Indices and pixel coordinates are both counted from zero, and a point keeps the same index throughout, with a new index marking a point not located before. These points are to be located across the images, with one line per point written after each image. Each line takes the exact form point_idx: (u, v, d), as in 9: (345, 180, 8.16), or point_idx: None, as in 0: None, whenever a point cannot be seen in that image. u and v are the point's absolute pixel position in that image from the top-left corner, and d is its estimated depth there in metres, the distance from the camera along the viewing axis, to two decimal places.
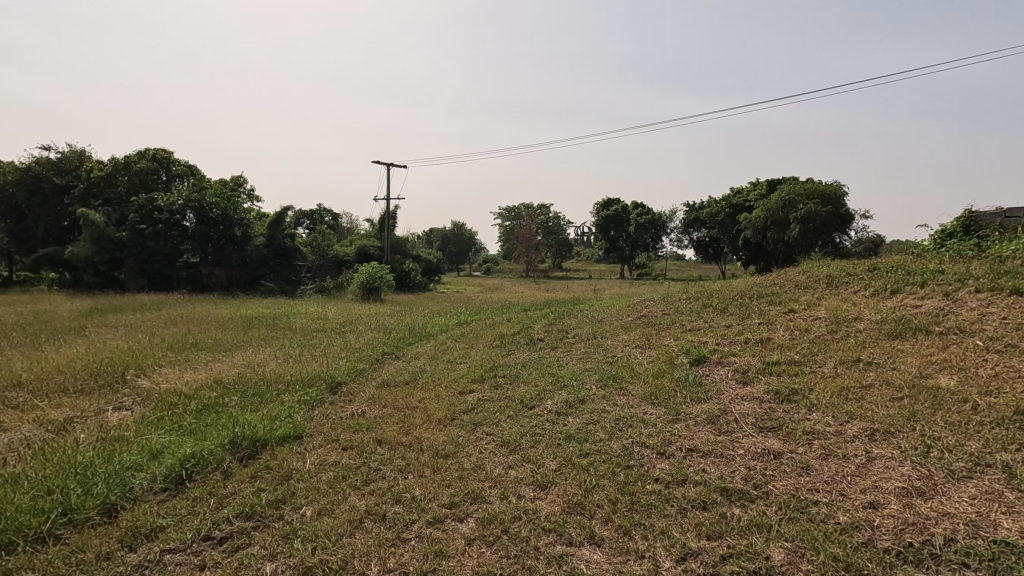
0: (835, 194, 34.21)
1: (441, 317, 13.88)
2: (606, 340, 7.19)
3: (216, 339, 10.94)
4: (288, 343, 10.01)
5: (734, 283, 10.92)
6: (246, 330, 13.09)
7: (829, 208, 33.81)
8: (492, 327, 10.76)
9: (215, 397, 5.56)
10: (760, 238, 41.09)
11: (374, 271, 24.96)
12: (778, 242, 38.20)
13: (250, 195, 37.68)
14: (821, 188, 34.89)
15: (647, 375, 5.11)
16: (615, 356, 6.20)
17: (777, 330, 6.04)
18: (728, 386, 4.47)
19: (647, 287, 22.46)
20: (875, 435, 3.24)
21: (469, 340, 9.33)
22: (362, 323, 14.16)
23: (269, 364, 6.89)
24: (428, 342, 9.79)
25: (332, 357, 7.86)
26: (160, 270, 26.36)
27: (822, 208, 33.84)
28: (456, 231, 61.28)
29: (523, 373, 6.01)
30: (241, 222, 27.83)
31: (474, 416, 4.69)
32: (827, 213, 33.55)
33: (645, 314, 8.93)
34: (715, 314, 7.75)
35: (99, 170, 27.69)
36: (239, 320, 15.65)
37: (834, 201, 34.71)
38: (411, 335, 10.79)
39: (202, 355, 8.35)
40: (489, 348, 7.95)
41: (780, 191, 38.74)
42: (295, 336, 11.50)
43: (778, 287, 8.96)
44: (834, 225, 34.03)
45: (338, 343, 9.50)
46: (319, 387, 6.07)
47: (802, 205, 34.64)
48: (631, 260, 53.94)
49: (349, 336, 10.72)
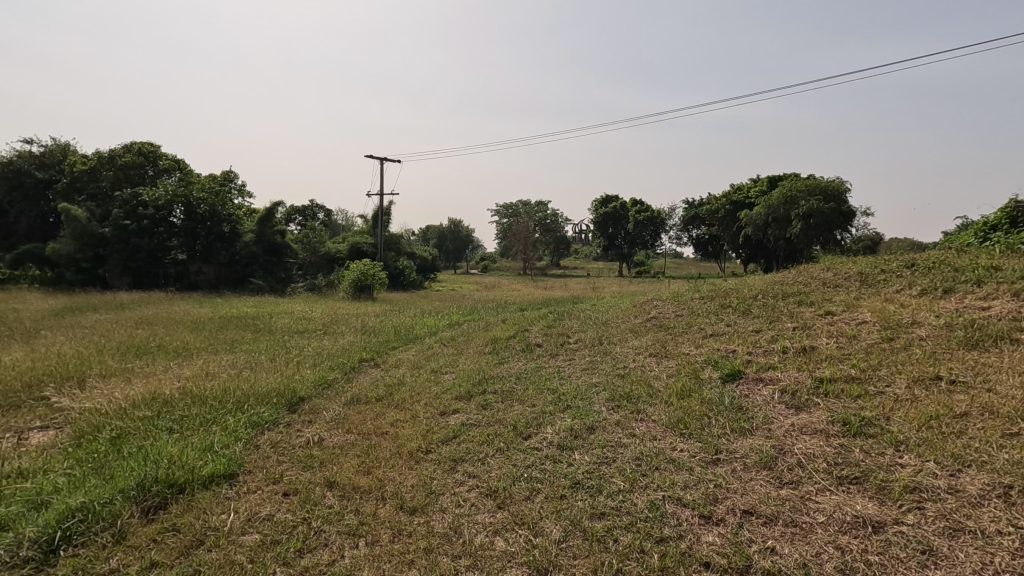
0: (837, 190, 33.39)
1: (431, 318, 12.95)
2: (615, 346, 6.24)
3: (184, 343, 9.96)
4: (260, 347, 9.01)
5: (749, 281, 9.99)
6: (222, 332, 12.13)
7: (831, 205, 33.03)
8: (485, 330, 9.78)
9: (149, 419, 4.60)
10: (761, 236, 40.25)
11: (365, 268, 23.86)
12: (779, 240, 37.33)
13: (241, 190, 36.69)
14: (823, 184, 34.08)
15: (669, 394, 4.15)
16: (624, 367, 5.27)
17: (818, 337, 5.09)
18: (776, 411, 3.51)
19: (649, 285, 21.57)
20: (1011, 497, 2.29)
21: (459, 345, 8.35)
22: (348, 324, 13.17)
23: (226, 375, 5.93)
24: (413, 346, 8.85)
25: (301, 366, 6.89)
26: (145, 268, 25.24)
27: (824, 204, 33.04)
28: (454, 228, 60.31)
29: (518, 387, 5.05)
30: (229, 217, 26.79)
31: (455, 448, 3.72)
32: (829, 209, 32.74)
33: (656, 315, 8.01)
34: (738, 317, 6.79)
35: (82, 163, 26.58)
36: (218, 321, 14.69)
37: (836, 198, 33.90)
38: (397, 338, 9.83)
39: (158, 361, 7.39)
40: (480, 355, 7.00)
41: (781, 187, 37.90)
42: (269, 340, 10.48)
43: (803, 286, 8.01)
44: (836, 222, 33.28)
45: (313, 348, 8.54)
46: (275, 404, 5.10)
47: (804, 201, 33.82)
48: (630, 257, 52.98)
49: (329, 339, 9.74)
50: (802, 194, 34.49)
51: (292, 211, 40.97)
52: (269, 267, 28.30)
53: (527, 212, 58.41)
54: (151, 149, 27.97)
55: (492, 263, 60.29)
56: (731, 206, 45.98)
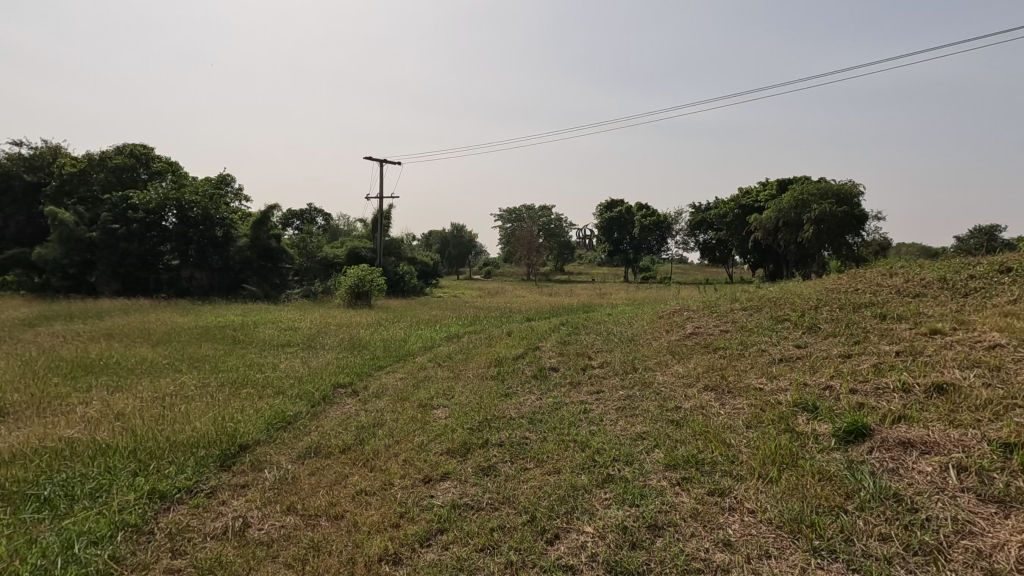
0: (850, 193, 32.07)
1: (428, 329, 11.65)
2: (654, 374, 4.87)
3: (142, 362, 8.60)
4: (228, 368, 7.66)
5: (793, 291, 8.64)
6: (195, 347, 10.82)
7: (844, 209, 31.71)
8: (488, 346, 8.41)
9: (18, 487, 3.25)
10: (771, 240, 38.87)
11: (363, 274, 22.57)
12: (790, 245, 35.96)
13: (237, 194, 35.63)
14: (835, 187, 32.79)
15: (762, 465, 2.78)
16: (676, 409, 3.87)
17: (946, 369, 3.68)
18: (970, 511, 2.11)
19: (661, 294, 20.25)
20: None
21: (456, 365, 6.98)
22: (334, 336, 11.81)
23: (157, 412, 4.58)
24: (402, 366, 7.52)
25: (262, 397, 5.55)
26: (134, 273, 24.06)
27: (837, 208, 31.72)
28: (456, 233, 59.01)
29: (533, 438, 3.67)
30: (222, 222, 25.53)
31: (440, 561, 2.36)
32: (842, 213, 31.41)
33: (697, 331, 6.65)
34: (805, 334, 5.40)
35: (71, 166, 25.38)
36: (196, 332, 13.43)
37: (850, 201, 32.59)
38: (386, 355, 8.49)
39: (96, 387, 6.06)
40: (482, 382, 5.64)
41: (791, 191, 36.54)
42: (242, 357, 9.16)
43: (874, 296, 6.62)
44: (849, 226, 31.94)
45: (285, 369, 7.20)
46: (201, 459, 3.73)
47: (815, 205, 32.48)
48: (635, 263, 51.62)
49: (307, 356, 8.41)
50: (813, 198, 33.20)
51: (290, 216, 39.82)
52: (263, 272, 27.04)
53: (530, 216, 57.14)
54: (143, 152, 26.79)
55: (495, 269, 58.86)
56: (740, 210, 44.60)
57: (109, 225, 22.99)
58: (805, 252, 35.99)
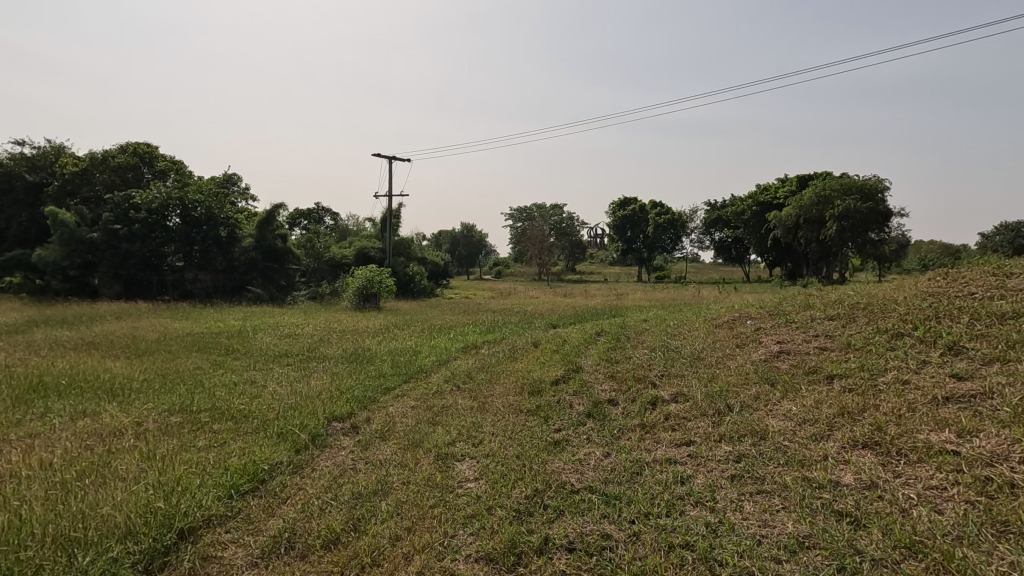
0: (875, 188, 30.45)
1: (441, 337, 10.42)
2: (760, 417, 3.55)
3: (116, 382, 7.35)
4: (208, 394, 6.37)
5: (872, 295, 7.29)
6: (181, 363, 9.57)
7: (869, 204, 30.06)
8: (515, 362, 7.12)
9: None
10: (791, 238, 37.16)
11: (371, 275, 21.41)
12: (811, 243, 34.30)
13: (244, 194, 34.75)
14: (860, 182, 31.17)
15: None
16: (834, 488, 2.53)
17: None
18: None
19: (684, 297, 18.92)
20: None
21: (480, 390, 5.67)
22: (335, 346, 10.51)
23: (82, 474, 3.31)
24: (413, 390, 6.18)
25: (239, 440, 4.30)
26: (137, 275, 23.02)
27: (862, 204, 30.09)
28: (466, 232, 57.81)
29: (623, 541, 2.36)
30: (226, 222, 24.44)
31: None
32: (867, 209, 29.74)
33: (783, 346, 5.33)
34: (951, 357, 4.05)
35: (73, 165, 24.36)
36: (189, 341, 12.22)
37: (875, 197, 30.95)
38: (394, 372, 7.22)
39: (36, 424, 4.80)
40: (516, 421, 4.30)
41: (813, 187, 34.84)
42: (230, 376, 7.89)
43: (1005, 301, 5.26)
44: (874, 222, 30.26)
45: (272, 395, 5.89)
46: (113, 568, 2.45)
47: (839, 201, 30.85)
48: (650, 262, 50.18)
49: (306, 376, 7.18)
50: (836, 193, 31.56)
51: (296, 216, 38.83)
52: (268, 273, 25.81)
53: (542, 215, 55.83)
54: (147, 150, 25.72)
55: (506, 269, 57.63)
56: (758, 207, 42.68)
57: (111, 225, 21.83)
58: (827, 249, 34.33)
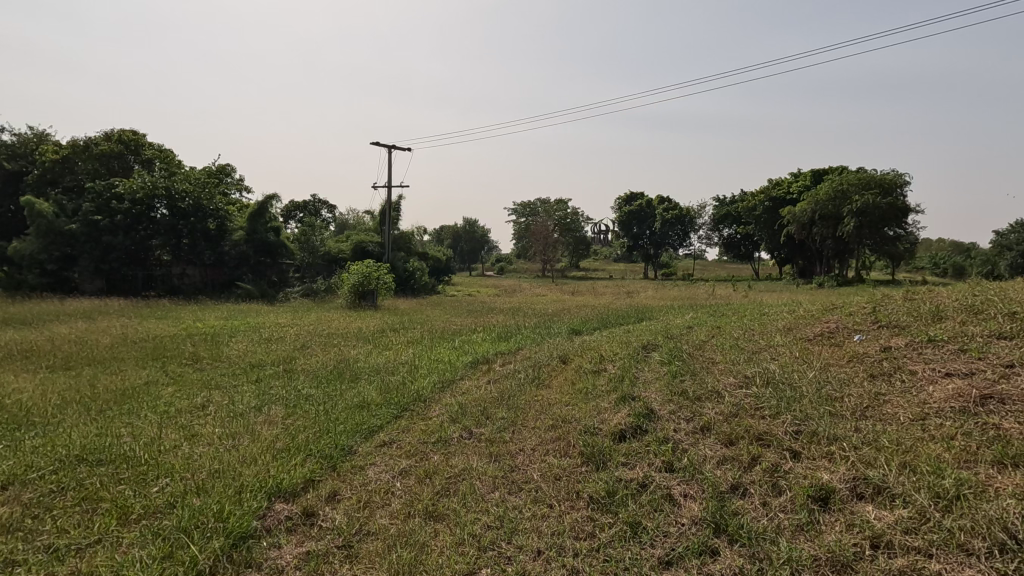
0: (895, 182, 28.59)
1: (443, 347, 8.64)
2: None
3: (26, 415, 5.52)
4: (132, 440, 4.52)
5: (1016, 300, 5.47)
6: (131, 380, 7.70)
7: (889, 200, 28.21)
8: (545, 392, 5.31)
9: None
10: (805, 236, 35.21)
11: (368, 271, 19.57)
12: (827, 239, 32.33)
13: (237, 185, 32.95)
14: (879, 176, 29.29)
15: None
16: None
17: None
18: None
19: (704, 301, 17.18)
20: None
21: (508, 444, 3.84)
22: (316, 358, 8.62)
23: None
24: (407, 437, 4.35)
25: (116, 567, 2.53)
26: (121, 269, 21.23)
27: (881, 199, 28.22)
28: (468, 228, 55.91)
29: None
30: (216, 213, 22.53)
31: None
32: (886, 205, 27.90)
33: (966, 383, 3.50)
34: None
35: (52, 152, 22.41)
36: (149, 348, 10.30)
37: (894, 192, 29.13)
38: (384, 403, 5.40)
39: None
40: (581, 530, 2.51)
41: (828, 181, 32.84)
42: (180, 403, 6.04)
43: None
44: (893, 218, 28.42)
45: (213, 448, 4.09)
46: None
47: (856, 196, 28.95)
48: (656, 258, 48.30)
49: (271, 409, 5.37)
50: (854, 188, 29.66)
51: (291, 209, 37.09)
52: (260, 269, 23.81)
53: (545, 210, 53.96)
54: (133, 137, 23.68)
55: (508, 265, 55.77)
56: (770, 202, 40.51)
57: (91, 216, 19.99)
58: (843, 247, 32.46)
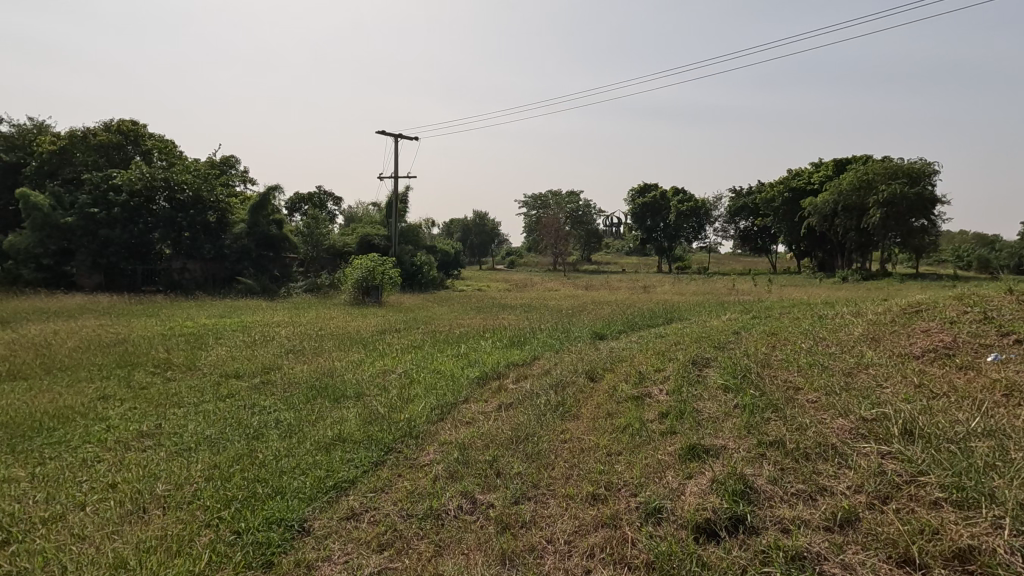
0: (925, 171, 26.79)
1: (447, 355, 7.34)
2: None
3: None
4: (18, 499, 3.29)
5: None
6: (85, 396, 6.48)
7: (918, 189, 26.41)
8: (578, 427, 4.00)
9: None
10: (826, 227, 33.15)
11: (374, 265, 18.36)
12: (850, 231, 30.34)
13: (241, 176, 31.86)
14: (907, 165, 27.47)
15: None
16: None
17: None
18: None
19: (729, 299, 15.77)
20: None
21: (531, 532, 2.54)
22: (301, 368, 7.36)
23: None
24: (386, 505, 3.06)
25: None
26: (119, 265, 20.15)
27: (909, 188, 26.43)
28: (479, 220, 54.50)
29: None
30: (216, 206, 21.39)
31: None
32: (915, 194, 26.12)
33: None
34: None
35: (49, 143, 21.35)
36: (117, 354, 9.05)
37: (924, 181, 27.33)
38: (365, 441, 4.11)
39: None
40: None
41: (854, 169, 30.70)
42: (125, 432, 4.80)
43: None
44: (922, 209, 26.62)
45: (111, 530, 2.81)
46: None
47: (883, 185, 27.16)
48: (671, 251, 46.75)
49: (221, 449, 4.11)
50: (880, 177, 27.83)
51: (295, 201, 35.95)
52: (262, 263, 22.60)
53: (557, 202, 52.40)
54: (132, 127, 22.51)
55: (518, 258, 54.39)
56: (790, 193, 38.60)
57: (88, 208, 18.89)
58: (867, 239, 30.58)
